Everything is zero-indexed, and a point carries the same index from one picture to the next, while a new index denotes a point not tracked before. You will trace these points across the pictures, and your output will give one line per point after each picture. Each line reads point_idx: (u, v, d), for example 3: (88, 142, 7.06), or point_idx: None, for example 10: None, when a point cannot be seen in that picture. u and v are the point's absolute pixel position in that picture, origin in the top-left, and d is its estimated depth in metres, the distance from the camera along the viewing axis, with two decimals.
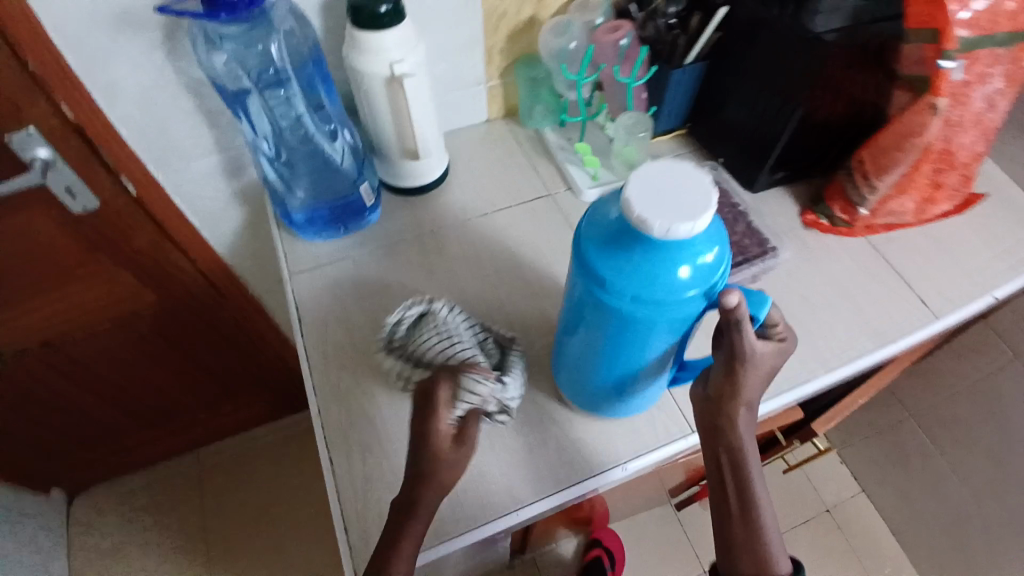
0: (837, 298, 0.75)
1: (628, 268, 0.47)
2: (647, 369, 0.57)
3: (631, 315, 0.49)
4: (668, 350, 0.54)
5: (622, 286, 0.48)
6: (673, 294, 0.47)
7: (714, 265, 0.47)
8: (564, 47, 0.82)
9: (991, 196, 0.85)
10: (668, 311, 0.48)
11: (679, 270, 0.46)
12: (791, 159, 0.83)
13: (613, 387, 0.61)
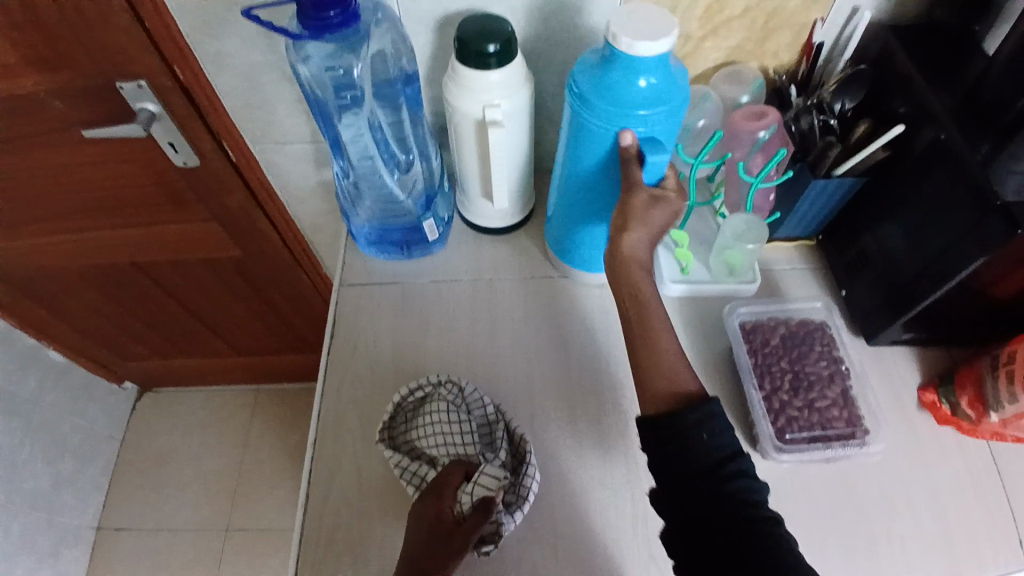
0: (926, 507, 0.60)
1: (601, 70, 0.55)
2: (576, 200, 0.64)
3: (574, 115, 0.58)
4: (597, 182, 0.61)
5: (583, 80, 0.56)
6: (620, 99, 0.54)
7: (653, 100, 0.54)
8: (690, 123, 0.73)
9: None
10: (608, 122, 0.55)
11: (635, 80, 0.54)
12: (936, 322, 0.67)
13: (561, 221, 0.68)
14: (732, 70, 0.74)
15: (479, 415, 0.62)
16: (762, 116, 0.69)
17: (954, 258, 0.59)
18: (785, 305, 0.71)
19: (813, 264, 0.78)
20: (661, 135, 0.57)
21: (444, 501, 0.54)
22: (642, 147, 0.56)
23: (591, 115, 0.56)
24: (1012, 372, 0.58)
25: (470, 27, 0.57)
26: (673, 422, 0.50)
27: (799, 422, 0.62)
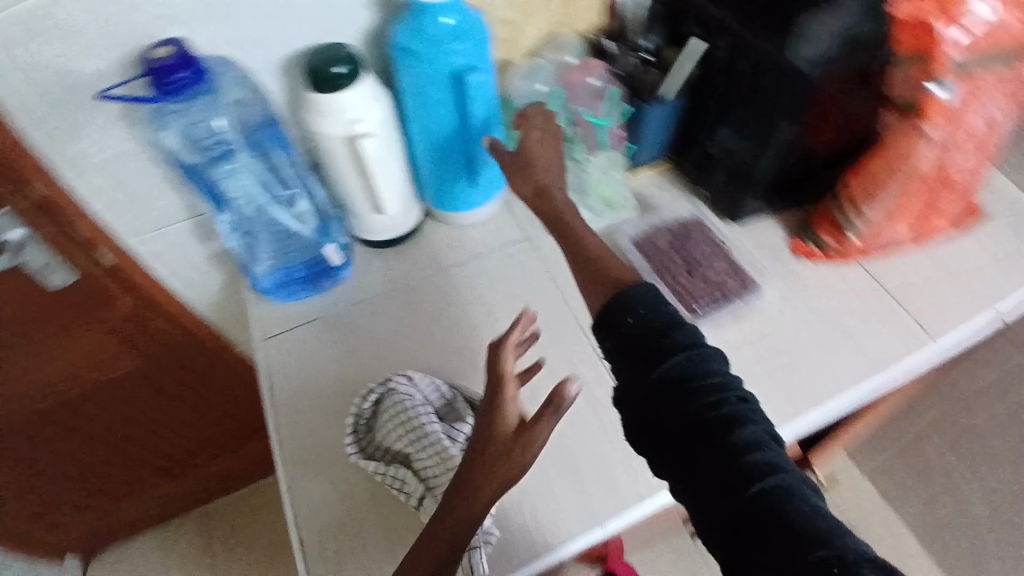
0: (830, 330, 0.70)
1: (412, 23, 0.63)
2: (430, 144, 0.71)
3: (402, 67, 0.65)
4: (441, 120, 0.69)
5: (399, 36, 0.64)
6: (432, 39, 0.63)
7: (459, 34, 0.63)
8: (534, 91, 0.81)
9: (995, 217, 0.79)
10: (429, 63, 0.64)
11: (439, 21, 0.62)
12: (782, 187, 0.77)
13: (425, 169, 0.75)
14: (555, 40, 0.83)
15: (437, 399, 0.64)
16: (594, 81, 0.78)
17: (771, 127, 0.70)
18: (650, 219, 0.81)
19: (673, 181, 0.87)
20: (476, 62, 0.65)
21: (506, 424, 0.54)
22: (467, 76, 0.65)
23: (416, 61, 0.64)
24: (853, 195, 0.71)
25: (315, 58, 0.62)
26: (613, 314, 0.53)
27: (700, 297, 0.71)
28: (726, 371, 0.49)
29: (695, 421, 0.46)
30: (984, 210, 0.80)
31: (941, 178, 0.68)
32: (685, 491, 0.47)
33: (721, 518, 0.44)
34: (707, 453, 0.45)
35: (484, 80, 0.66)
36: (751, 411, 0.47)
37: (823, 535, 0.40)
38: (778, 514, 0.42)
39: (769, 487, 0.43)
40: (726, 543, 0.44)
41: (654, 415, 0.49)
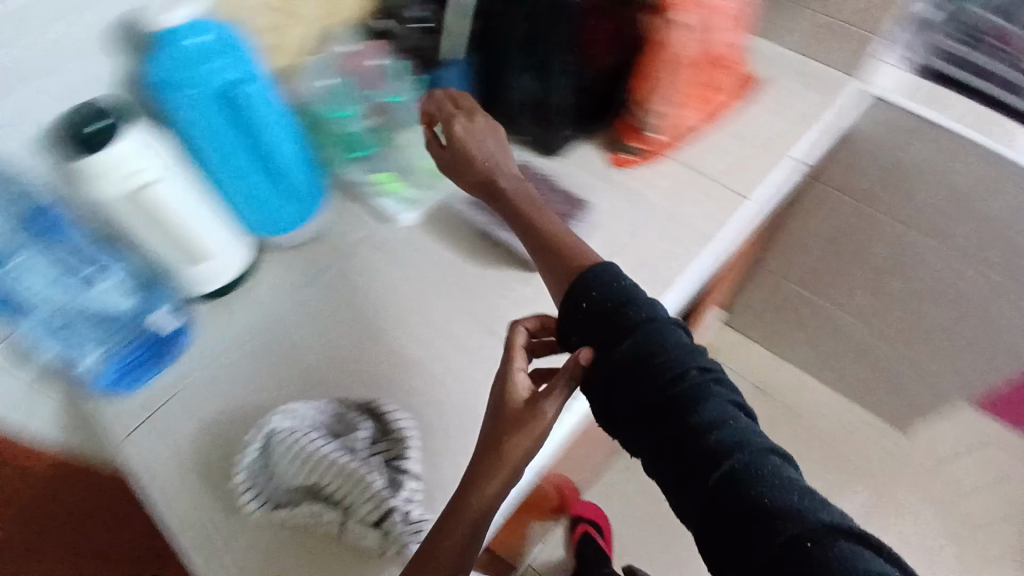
0: (666, 221, 0.75)
1: (156, 55, 0.58)
2: (232, 171, 0.66)
3: (166, 104, 0.60)
4: (234, 143, 0.65)
5: (150, 73, 0.58)
6: (187, 63, 0.58)
7: (213, 51, 0.59)
8: (322, 88, 0.73)
9: (773, 81, 0.88)
10: (194, 88, 0.59)
11: (184, 44, 0.58)
12: (589, 113, 0.79)
13: (237, 201, 0.69)
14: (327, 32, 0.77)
15: (327, 416, 0.62)
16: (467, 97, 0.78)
17: (547, 57, 0.72)
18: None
19: None
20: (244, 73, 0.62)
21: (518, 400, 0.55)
22: (240, 88, 0.62)
23: (178, 91, 0.59)
24: (639, 98, 0.76)
25: (63, 122, 0.55)
26: (579, 293, 0.54)
27: None
28: (693, 345, 0.47)
29: (659, 395, 0.44)
30: (762, 78, 0.89)
31: (710, 60, 0.76)
32: (657, 472, 0.44)
33: (692, 497, 0.41)
34: (672, 431, 0.43)
35: (259, 88, 0.63)
36: (718, 382, 0.45)
37: (792, 505, 0.38)
38: (745, 490, 0.39)
39: (738, 458, 0.40)
40: (698, 521, 0.41)
41: (620, 393, 0.46)
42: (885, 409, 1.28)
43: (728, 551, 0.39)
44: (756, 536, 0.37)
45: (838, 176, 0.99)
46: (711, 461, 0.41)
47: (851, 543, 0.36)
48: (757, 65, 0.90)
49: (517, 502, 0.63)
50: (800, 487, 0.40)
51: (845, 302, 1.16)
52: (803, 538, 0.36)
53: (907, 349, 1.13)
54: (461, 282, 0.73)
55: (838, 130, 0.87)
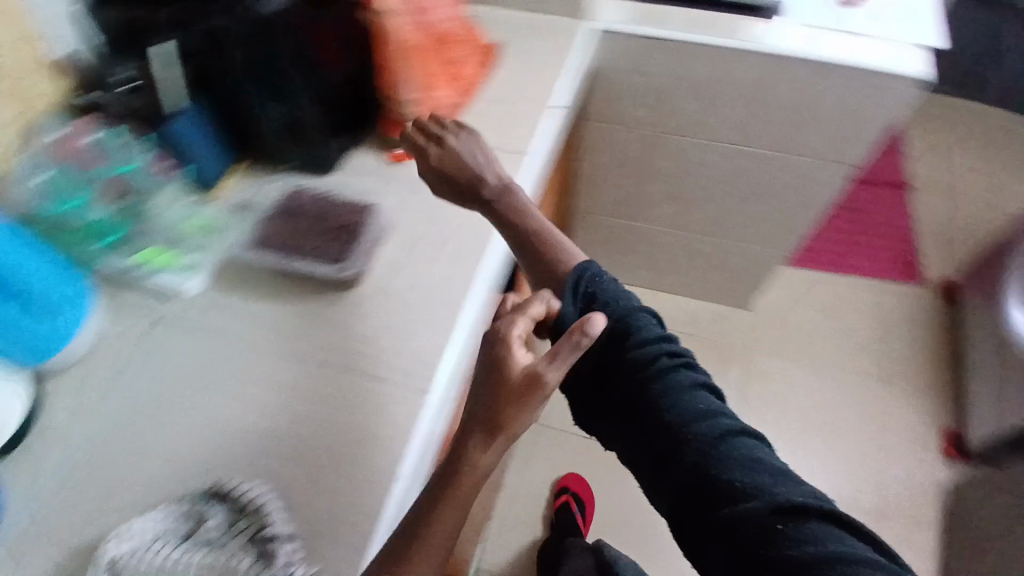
0: (458, 198, 0.77)
1: None
2: None
3: None
4: None
5: None
6: None
7: None
8: (37, 185, 0.65)
9: (508, 41, 0.93)
10: None
11: None
12: (344, 119, 0.77)
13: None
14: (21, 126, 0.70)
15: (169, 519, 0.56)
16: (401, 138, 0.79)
17: (271, 71, 0.69)
18: (260, 213, 0.75)
19: (261, 172, 0.79)
20: None
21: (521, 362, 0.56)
22: None
23: None
24: (386, 90, 0.77)
25: None
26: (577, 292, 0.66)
27: (337, 247, 0.69)
28: (667, 340, 0.62)
29: (643, 387, 0.59)
30: (498, 40, 0.93)
31: (434, 37, 0.78)
32: (636, 456, 0.59)
33: (670, 474, 0.55)
34: (647, 422, 0.58)
35: None
36: (691, 372, 0.60)
37: (754, 480, 0.51)
38: (706, 467, 0.53)
39: (710, 437, 0.54)
40: (678, 496, 0.55)
41: (611, 386, 0.61)
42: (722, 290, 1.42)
43: (693, 513, 0.53)
44: (728, 504, 0.51)
45: (604, 111, 1.07)
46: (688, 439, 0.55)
47: (808, 513, 0.49)
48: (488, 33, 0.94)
49: (406, 514, 0.61)
50: (753, 457, 0.54)
51: (656, 214, 1.27)
52: (768, 510, 0.49)
53: (719, 235, 1.27)
54: (280, 326, 0.69)
55: (583, 66, 0.93)
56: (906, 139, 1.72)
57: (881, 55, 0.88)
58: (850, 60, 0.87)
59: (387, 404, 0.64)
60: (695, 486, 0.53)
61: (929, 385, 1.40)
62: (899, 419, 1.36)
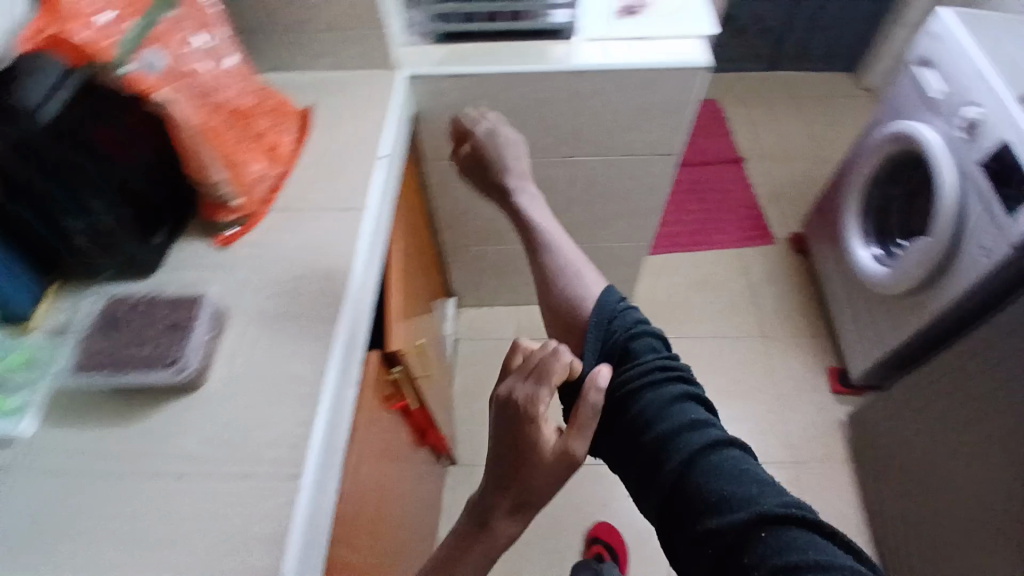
0: (297, 264, 0.76)
1: None
2: None
3: None
4: None
5: None
6: None
7: None
8: None
9: (316, 102, 0.93)
10: None
11: None
12: (152, 215, 0.74)
13: None
14: None
15: None
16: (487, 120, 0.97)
17: (61, 186, 0.64)
18: (78, 332, 0.69)
19: (76, 291, 0.74)
20: None
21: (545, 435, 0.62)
22: None
23: None
24: (195, 177, 0.74)
25: None
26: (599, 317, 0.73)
27: (168, 348, 0.65)
28: (671, 362, 0.68)
29: (639, 402, 0.64)
30: (307, 104, 0.93)
31: (231, 115, 0.76)
32: (636, 480, 0.63)
33: (662, 486, 0.58)
34: (642, 445, 0.62)
35: None
36: (692, 388, 0.66)
37: (735, 488, 0.54)
38: (689, 484, 0.57)
39: (698, 445, 0.59)
40: (667, 504, 0.58)
41: (613, 401, 0.67)
42: None
43: (681, 531, 0.56)
44: (712, 511, 0.54)
45: (436, 146, 1.11)
46: (678, 449, 0.59)
47: (786, 526, 0.51)
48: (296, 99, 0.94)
49: None
50: (741, 476, 0.56)
51: (516, 230, 1.32)
52: (744, 520, 0.51)
53: (580, 235, 1.34)
54: (131, 440, 0.64)
55: (402, 113, 0.95)
56: (730, 116, 1.88)
57: (669, 51, 0.99)
58: (647, 61, 0.98)
59: (260, 490, 0.61)
60: (684, 504, 0.56)
61: (802, 329, 1.53)
62: (784, 362, 1.47)
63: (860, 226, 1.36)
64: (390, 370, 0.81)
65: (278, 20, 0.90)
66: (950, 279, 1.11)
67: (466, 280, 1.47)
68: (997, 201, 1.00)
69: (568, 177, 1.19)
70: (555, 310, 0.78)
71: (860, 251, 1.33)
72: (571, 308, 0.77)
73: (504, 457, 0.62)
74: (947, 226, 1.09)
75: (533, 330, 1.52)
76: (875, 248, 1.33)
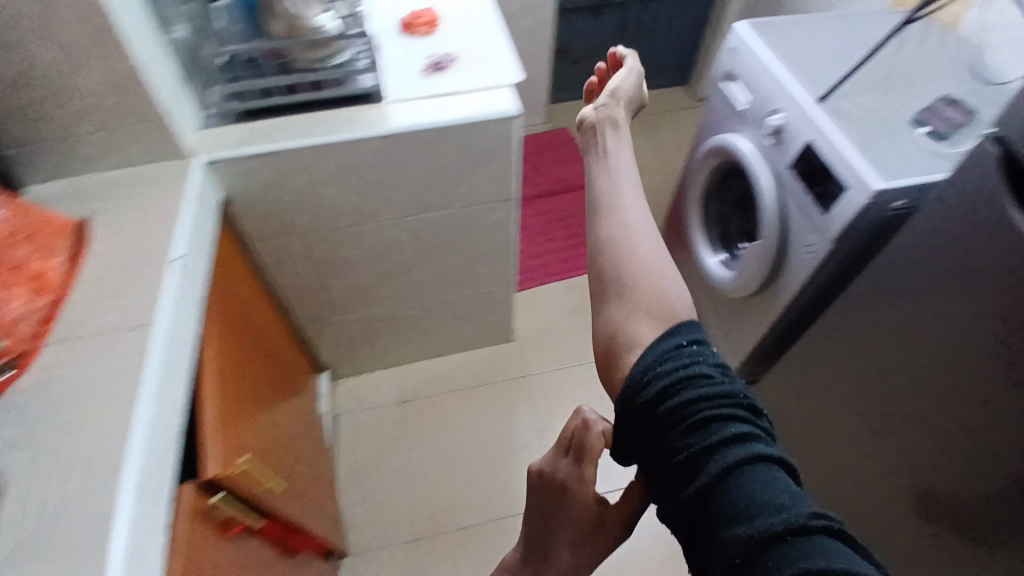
0: (86, 401, 0.67)
1: None
2: None
3: None
4: None
5: None
6: None
7: None
8: None
9: (94, 213, 0.84)
10: None
11: None
12: None
13: None
14: None
15: None
16: (622, 55, 1.08)
17: None
18: None
19: None
20: None
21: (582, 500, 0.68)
22: None
23: None
24: None
25: None
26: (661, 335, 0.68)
27: None
28: (701, 357, 0.64)
29: (662, 403, 0.61)
30: (83, 218, 0.84)
31: None
32: (661, 488, 0.60)
33: (688, 495, 0.56)
34: (671, 452, 0.58)
35: None
36: (727, 382, 0.62)
37: (768, 496, 0.52)
38: (721, 495, 0.54)
39: (731, 451, 0.56)
40: (689, 513, 0.56)
41: (635, 399, 0.63)
42: (476, 333, 1.48)
43: (707, 539, 0.54)
44: (732, 521, 0.52)
45: (262, 228, 1.05)
46: (702, 455, 0.56)
47: (808, 532, 0.50)
48: (67, 212, 0.84)
49: None
50: (783, 492, 0.53)
51: (374, 295, 1.27)
52: (765, 529, 0.50)
53: (442, 288, 1.32)
54: None
55: (202, 207, 0.89)
56: None
57: (485, 103, 1.00)
58: (452, 119, 0.98)
59: None
60: (712, 513, 0.54)
61: None
62: None
63: (706, 235, 1.42)
64: (210, 498, 0.73)
65: (42, 125, 0.81)
66: (787, 275, 1.17)
67: (334, 354, 1.39)
68: (808, 200, 1.07)
69: (411, 237, 1.16)
70: (599, 267, 0.77)
71: (710, 258, 1.39)
72: (616, 272, 0.75)
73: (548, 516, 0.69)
74: (772, 227, 1.15)
75: (415, 390, 1.46)
76: (723, 253, 1.38)
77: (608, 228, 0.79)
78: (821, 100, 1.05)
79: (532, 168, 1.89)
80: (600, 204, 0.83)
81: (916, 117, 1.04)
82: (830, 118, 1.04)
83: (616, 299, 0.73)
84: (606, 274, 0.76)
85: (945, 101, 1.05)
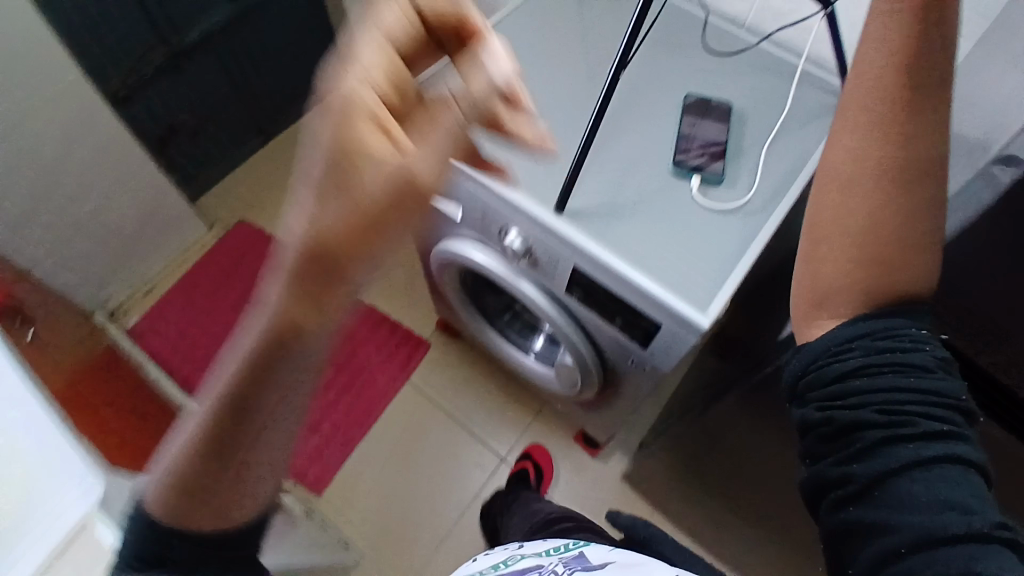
0: None
1: None
2: None
3: None
4: None
5: None
6: None
7: None
8: None
9: None
10: None
11: None
12: None
13: None
14: None
15: None
16: None
17: None
18: None
19: None
20: None
21: (365, 112, 0.28)
22: None
23: None
24: None
25: None
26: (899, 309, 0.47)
27: None
28: (923, 331, 0.47)
29: (849, 384, 0.47)
30: None
31: None
32: (815, 458, 0.49)
33: (853, 479, 0.44)
34: (848, 428, 0.46)
35: None
36: (948, 378, 0.46)
37: (955, 498, 0.40)
38: (895, 488, 0.42)
39: (928, 446, 0.43)
40: (841, 496, 0.45)
41: (816, 371, 0.49)
42: None
43: (853, 525, 0.44)
44: (896, 520, 0.41)
45: None
46: (887, 448, 0.44)
47: (1000, 553, 0.37)
48: None
49: None
50: (977, 494, 0.40)
51: None
52: (937, 536, 0.39)
53: None
54: None
55: None
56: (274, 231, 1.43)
57: None
58: None
59: None
60: (871, 508, 0.43)
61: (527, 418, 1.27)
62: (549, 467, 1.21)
63: (506, 335, 1.09)
64: None
65: None
66: (626, 380, 0.89)
67: None
68: (619, 334, 0.77)
69: None
70: (852, 216, 0.46)
71: (526, 360, 1.06)
72: (879, 255, 0.45)
73: (304, 167, 0.28)
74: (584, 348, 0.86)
75: None
76: (535, 345, 1.06)
77: (884, 134, 0.44)
78: (560, 210, 0.71)
79: (231, 310, 1.35)
80: (883, 89, 0.43)
81: (681, 162, 0.74)
82: (585, 227, 0.71)
83: (841, 266, 0.47)
84: (846, 215, 0.46)
85: (695, 119, 0.76)
